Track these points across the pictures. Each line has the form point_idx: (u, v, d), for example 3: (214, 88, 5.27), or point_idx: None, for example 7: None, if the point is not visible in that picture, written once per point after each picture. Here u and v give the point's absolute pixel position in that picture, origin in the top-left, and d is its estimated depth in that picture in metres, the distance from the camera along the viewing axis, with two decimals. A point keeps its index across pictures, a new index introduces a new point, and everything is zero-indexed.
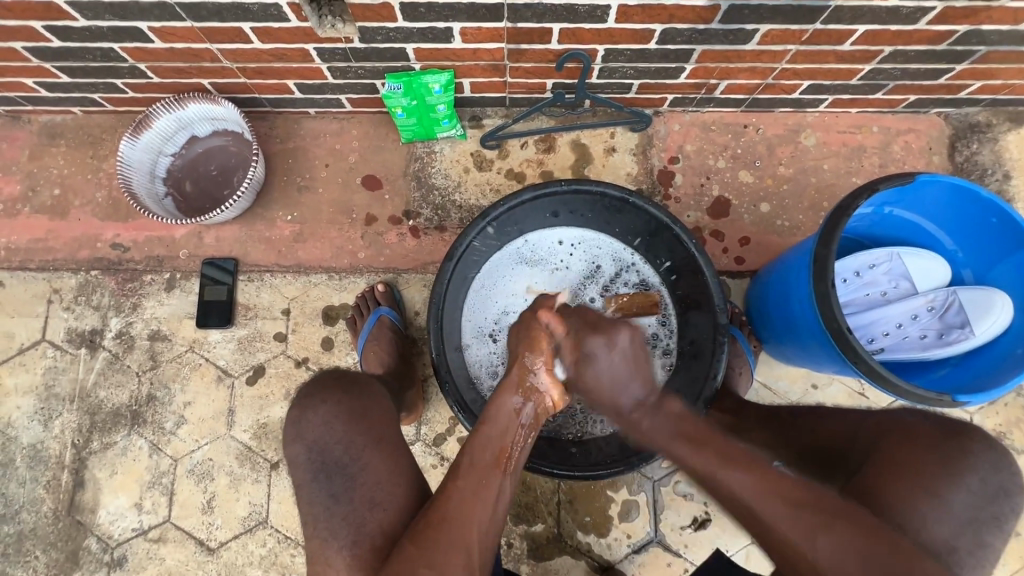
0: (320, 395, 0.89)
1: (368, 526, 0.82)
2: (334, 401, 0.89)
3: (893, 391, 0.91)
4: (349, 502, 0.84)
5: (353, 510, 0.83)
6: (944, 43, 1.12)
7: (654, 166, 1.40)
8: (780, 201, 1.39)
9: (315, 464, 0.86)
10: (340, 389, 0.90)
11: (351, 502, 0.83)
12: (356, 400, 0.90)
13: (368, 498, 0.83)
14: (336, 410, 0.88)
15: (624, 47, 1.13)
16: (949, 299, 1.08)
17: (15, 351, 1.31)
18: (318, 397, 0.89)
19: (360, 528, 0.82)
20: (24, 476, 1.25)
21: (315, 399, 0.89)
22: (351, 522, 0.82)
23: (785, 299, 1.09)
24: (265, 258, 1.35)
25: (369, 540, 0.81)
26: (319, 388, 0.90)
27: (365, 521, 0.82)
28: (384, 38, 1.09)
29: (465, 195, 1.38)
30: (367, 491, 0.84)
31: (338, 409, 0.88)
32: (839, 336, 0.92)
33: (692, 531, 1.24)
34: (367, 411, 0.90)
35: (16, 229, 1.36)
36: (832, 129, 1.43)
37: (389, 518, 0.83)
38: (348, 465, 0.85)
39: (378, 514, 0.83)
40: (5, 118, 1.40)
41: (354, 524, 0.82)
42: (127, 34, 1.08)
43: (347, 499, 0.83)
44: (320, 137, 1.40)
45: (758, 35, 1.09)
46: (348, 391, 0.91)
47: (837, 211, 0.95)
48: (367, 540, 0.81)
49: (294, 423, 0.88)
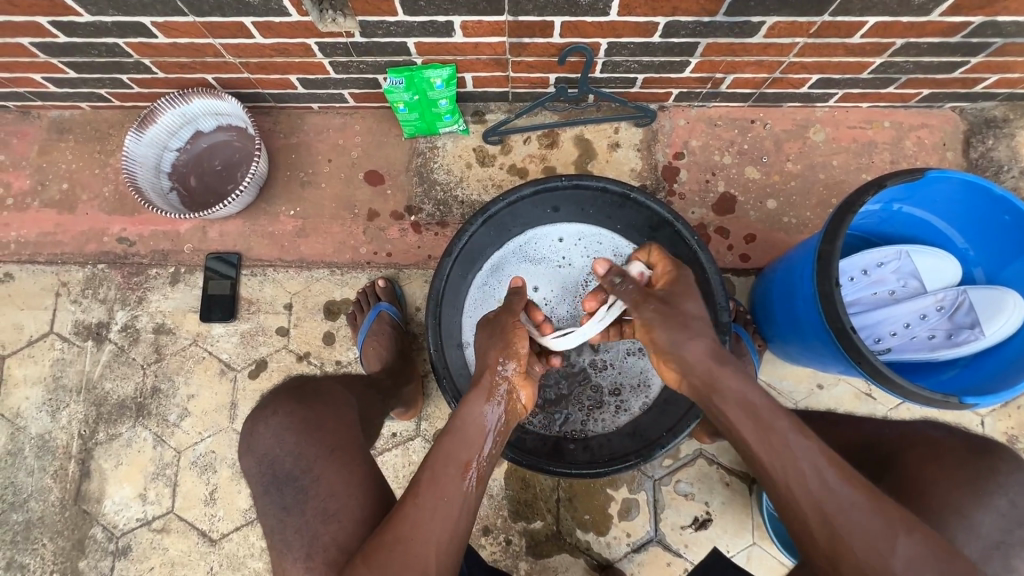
0: (272, 407, 0.90)
1: (322, 538, 0.80)
2: (286, 412, 0.90)
3: (898, 392, 0.89)
4: (301, 513, 0.82)
5: (307, 521, 0.81)
6: (958, 35, 1.09)
7: (658, 161, 1.38)
8: (788, 197, 1.37)
9: (265, 477, 0.86)
10: (293, 399, 0.92)
11: (304, 513, 0.82)
12: (310, 410, 0.91)
13: (321, 509, 0.81)
14: (286, 421, 0.89)
15: (628, 40, 1.11)
16: (959, 298, 1.05)
17: (25, 343, 1.33)
18: (270, 408, 0.90)
19: (313, 540, 0.80)
20: (32, 466, 1.28)
21: (267, 411, 0.90)
22: (304, 533, 0.81)
23: (790, 298, 1.07)
24: (268, 253, 1.36)
25: (323, 552, 0.78)
26: (272, 400, 0.92)
27: (319, 533, 0.80)
28: (385, 33, 1.08)
29: (467, 190, 1.37)
30: (320, 502, 0.82)
31: (290, 420, 0.89)
32: (843, 336, 0.90)
33: (693, 531, 1.22)
34: (321, 420, 0.90)
35: (26, 223, 1.38)
36: (842, 124, 1.40)
37: (347, 530, 0.80)
38: (299, 478, 0.84)
39: (332, 527, 0.80)
40: (16, 113, 1.42)
41: (308, 536, 0.80)
42: (131, 29, 1.09)
43: (298, 510, 0.82)
44: (323, 132, 1.40)
45: (764, 28, 1.07)
46: (301, 402, 0.92)
47: (843, 208, 0.92)
48: (321, 551, 0.79)
49: (248, 436, 0.89)
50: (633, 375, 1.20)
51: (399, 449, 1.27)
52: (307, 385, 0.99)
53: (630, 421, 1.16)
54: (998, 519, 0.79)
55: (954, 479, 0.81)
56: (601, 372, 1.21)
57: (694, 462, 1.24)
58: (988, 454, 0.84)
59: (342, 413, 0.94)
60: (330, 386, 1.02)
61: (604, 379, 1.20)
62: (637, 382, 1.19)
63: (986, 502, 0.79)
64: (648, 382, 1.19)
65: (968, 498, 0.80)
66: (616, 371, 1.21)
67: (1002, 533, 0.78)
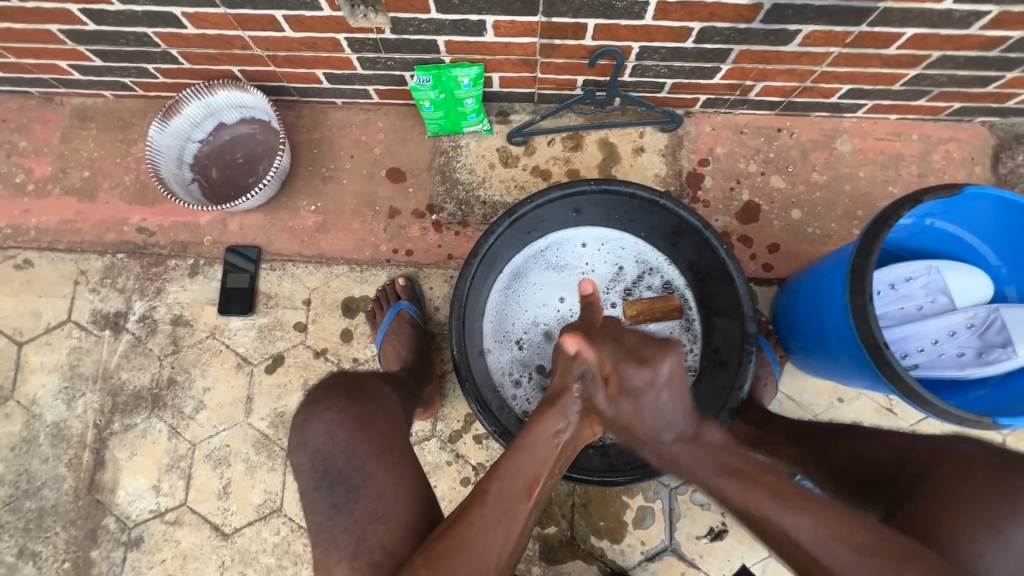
0: (324, 403, 0.90)
1: (369, 538, 0.78)
2: (338, 409, 0.89)
3: (929, 409, 0.87)
4: (350, 512, 0.82)
5: (354, 521, 0.80)
6: (996, 49, 1.07)
7: (682, 168, 1.37)
8: (812, 208, 1.35)
9: (317, 473, 0.85)
10: (346, 395, 0.92)
11: (352, 512, 0.81)
12: (362, 408, 0.91)
13: (370, 509, 0.81)
14: (339, 417, 0.88)
15: (660, 44, 1.10)
16: (991, 316, 1.04)
17: (42, 330, 1.33)
18: (322, 404, 0.90)
19: (360, 539, 0.79)
20: (46, 454, 1.27)
21: (320, 406, 0.90)
22: (351, 533, 0.80)
23: (817, 309, 1.06)
24: (288, 248, 1.35)
25: (369, 552, 0.77)
26: (323, 395, 0.92)
27: (367, 533, 0.79)
28: (416, 30, 1.08)
29: (490, 191, 1.36)
30: (370, 501, 0.81)
31: (343, 415, 0.88)
32: (875, 351, 0.88)
33: (707, 541, 1.21)
34: (373, 418, 0.90)
35: (46, 209, 1.38)
36: (870, 135, 1.38)
37: (394, 533, 0.79)
38: (350, 476, 0.84)
39: (379, 527, 0.79)
40: (39, 99, 1.42)
41: (355, 535, 0.79)
42: (162, 19, 1.08)
43: (348, 509, 0.81)
44: (346, 128, 1.39)
45: (800, 37, 1.06)
46: (353, 399, 0.92)
47: (879, 221, 0.91)
48: (367, 552, 0.77)
49: (298, 429, 0.89)
50: None
51: (414, 449, 1.26)
52: (355, 380, 0.99)
53: None
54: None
55: (980, 491, 0.79)
56: None
57: None
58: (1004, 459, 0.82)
59: (392, 412, 0.94)
60: (377, 382, 1.02)
61: None
62: None
63: None
64: None
65: None
66: None
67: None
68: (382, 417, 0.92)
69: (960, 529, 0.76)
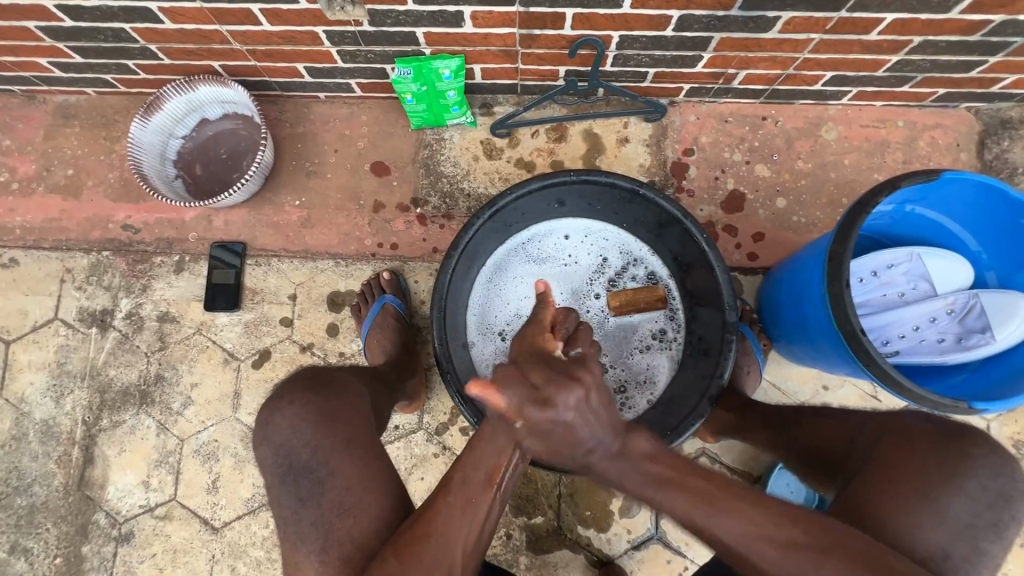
0: (288, 398, 0.89)
1: (337, 532, 0.78)
2: (302, 404, 0.88)
3: (906, 396, 0.87)
4: (316, 506, 0.81)
5: (321, 514, 0.80)
6: (977, 34, 1.07)
7: (667, 157, 1.37)
8: (797, 196, 1.35)
9: (281, 468, 0.83)
10: (309, 389, 0.90)
11: (319, 506, 0.80)
12: (326, 401, 0.89)
13: (337, 503, 0.80)
14: (303, 412, 0.87)
15: (640, 33, 1.10)
16: (971, 302, 1.04)
17: (29, 328, 1.33)
18: (286, 399, 0.88)
19: (328, 533, 0.78)
20: (36, 451, 1.28)
21: (284, 401, 0.89)
22: (319, 526, 0.79)
23: (799, 297, 1.06)
24: (272, 243, 1.35)
25: (339, 545, 0.77)
26: (287, 391, 0.90)
27: (335, 527, 0.79)
28: (394, 22, 1.07)
29: (474, 183, 1.36)
30: (336, 495, 0.81)
31: (306, 411, 0.87)
32: (852, 338, 0.89)
33: (694, 529, 1.22)
34: (337, 412, 0.88)
35: (31, 208, 1.38)
36: (855, 123, 1.38)
37: (363, 526, 0.79)
38: (316, 470, 0.83)
39: (347, 521, 0.79)
40: (21, 98, 1.41)
41: (323, 529, 0.79)
42: (138, 14, 1.08)
43: (314, 503, 0.81)
44: (329, 122, 1.39)
45: (779, 23, 1.05)
46: (318, 393, 0.91)
47: (856, 207, 0.90)
48: (337, 546, 0.77)
49: (263, 425, 0.87)
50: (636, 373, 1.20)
51: (401, 441, 1.27)
52: (323, 374, 0.97)
53: (634, 418, 1.17)
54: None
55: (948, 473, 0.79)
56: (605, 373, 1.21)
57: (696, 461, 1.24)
58: (971, 442, 0.82)
59: (359, 405, 0.93)
60: (345, 375, 1.01)
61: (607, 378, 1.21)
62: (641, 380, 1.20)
63: None
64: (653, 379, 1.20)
65: None
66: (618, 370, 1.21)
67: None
68: (347, 411, 0.90)
69: (925, 514, 0.76)
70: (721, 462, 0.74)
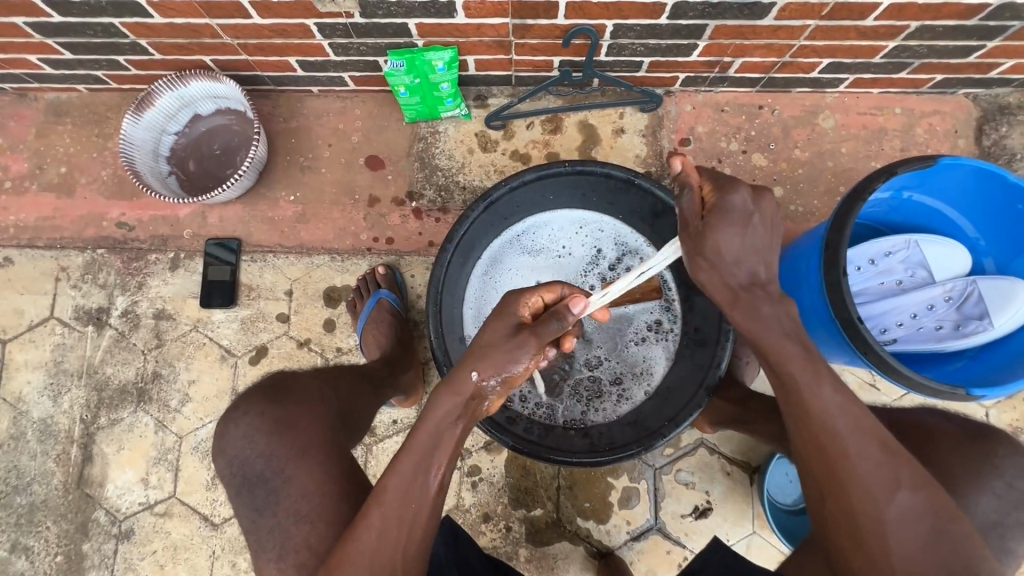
0: (243, 407, 0.88)
1: (294, 538, 0.80)
2: (256, 413, 0.87)
3: (904, 383, 0.87)
4: (273, 514, 0.82)
5: (278, 522, 0.82)
6: (975, 18, 1.06)
7: (663, 148, 1.36)
8: (794, 185, 1.35)
9: (236, 479, 0.86)
10: (265, 397, 0.89)
11: (275, 514, 0.82)
12: (282, 409, 0.88)
13: (293, 511, 0.81)
14: (257, 422, 0.87)
15: (634, 22, 1.09)
16: (969, 289, 1.03)
17: (26, 327, 1.33)
18: (241, 409, 0.88)
19: (285, 541, 0.81)
20: (35, 450, 1.28)
21: (239, 410, 0.88)
22: (277, 534, 0.81)
23: (796, 286, 1.05)
24: (267, 239, 1.34)
25: (294, 553, 0.80)
26: (244, 399, 0.89)
27: (291, 533, 0.81)
28: (385, 13, 1.06)
29: (469, 176, 1.35)
30: (291, 503, 0.82)
31: (261, 420, 0.87)
32: (849, 326, 0.88)
33: (693, 519, 1.22)
34: (292, 420, 0.87)
35: (24, 206, 1.37)
36: (853, 110, 1.37)
37: (319, 532, 0.80)
38: (270, 478, 0.84)
39: (304, 528, 0.80)
40: (13, 96, 1.40)
41: (280, 536, 0.81)
42: (127, 9, 1.07)
43: (270, 512, 0.82)
44: (323, 116, 1.38)
45: (775, 10, 1.04)
46: (274, 400, 0.89)
47: (852, 195, 0.90)
48: (294, 552, 0.80)
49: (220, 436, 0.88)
50: (633, 365, 1.18)
51: (399, 436, 1.27)
52: (285, 378, 0.95)
53: (631, 410, 1.15)
54: (993, 500, 0.79)
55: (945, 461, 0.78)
56: (601, 366, 1.19)
57: (695, 451, 1.24)
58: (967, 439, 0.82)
59: (322, 410, 0.91)
60: (308, 378, 0.97)
61: (604, 370, 1.19)
62: (638, 372, 1.17)
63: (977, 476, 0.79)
64: (651, 370, 1.17)
65: (972, 483, 0.80)
66: (614, 362, 1.19)
67: (1002, 517, 0.79)
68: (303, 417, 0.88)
69: None
70: (826, 398, 0.71)
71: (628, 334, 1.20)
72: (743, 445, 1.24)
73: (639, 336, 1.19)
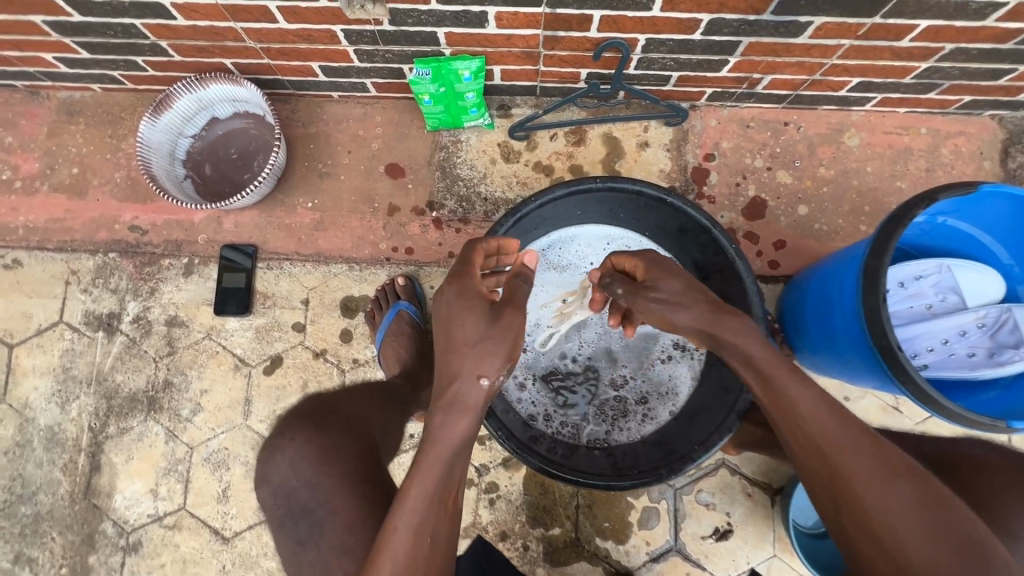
0: (288, 438, 0.91)
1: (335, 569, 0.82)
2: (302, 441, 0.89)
3: (943, 414, 0.85)
4: (315, 546, 0.85)
5: (320, 553, 0.84)
6: (1011, 42, 1.05)
7: (688, 163, 1.34)
8: (819, 203, 1.33)
9: (281, 508, 0.88)
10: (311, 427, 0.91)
11: (318, 547, 0.84)
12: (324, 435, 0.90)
13: (334, 543, 0.83)
14: (302, 451, 0.89)
15: (667, 37, 1.07)
16: (1002, 317, 1.02)
17: (33, 332, 1.29)
18: (287, 438, 0.91)
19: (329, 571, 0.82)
20: (41, 458, 1.25)
21: (285, 441, 0.91)
22: (319, 564, 0.84)
23: (828, 309, 1.04)
24: (284, 246, 1.32)
25: None
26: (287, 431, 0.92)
27: (332, 565, 0.82)
28: (415, 21, 1.04)
29: (491, 187, 1.33)
30: (334, 536, 0.83)
31: (307, 449, 0.89)
32: (888, 354, 0.87)
33: (713, 541, 1.21)
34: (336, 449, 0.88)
35: (34, 208, 1.34)
36: (878, 129, 1.36)
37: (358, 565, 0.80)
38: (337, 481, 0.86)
39: (345, 560, 0.81)
40: (25, 93, 1.37)
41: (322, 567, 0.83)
42: (150, 10, 1.04)
43: (313, 544, 0.84)
44: (342, 122, 1.35)
45: (811, 29, 1.03)
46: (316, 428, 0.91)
47: (892, 220, 0.88)
48: None
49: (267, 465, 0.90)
50: (658, 385, 1.17)
51: (415, 451, 1.24)
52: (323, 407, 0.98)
53: (656, 430, 1.13)
54: None
55: None
56: (625, 386, 1.18)
57: (716, 471, 1.22)
58: None
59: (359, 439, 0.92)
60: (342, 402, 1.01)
61: (628, 390, 1.17)
62: (663, 392, 1.16)
63: None
64: (676, 391, 1.16)
65: None
66: (639, 381, 1.18)
67: None
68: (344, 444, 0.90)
69: None
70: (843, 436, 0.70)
71: (655, 350, 1.19)
72: (764, 466, 1.23)
73: (665, 355, 1.18)
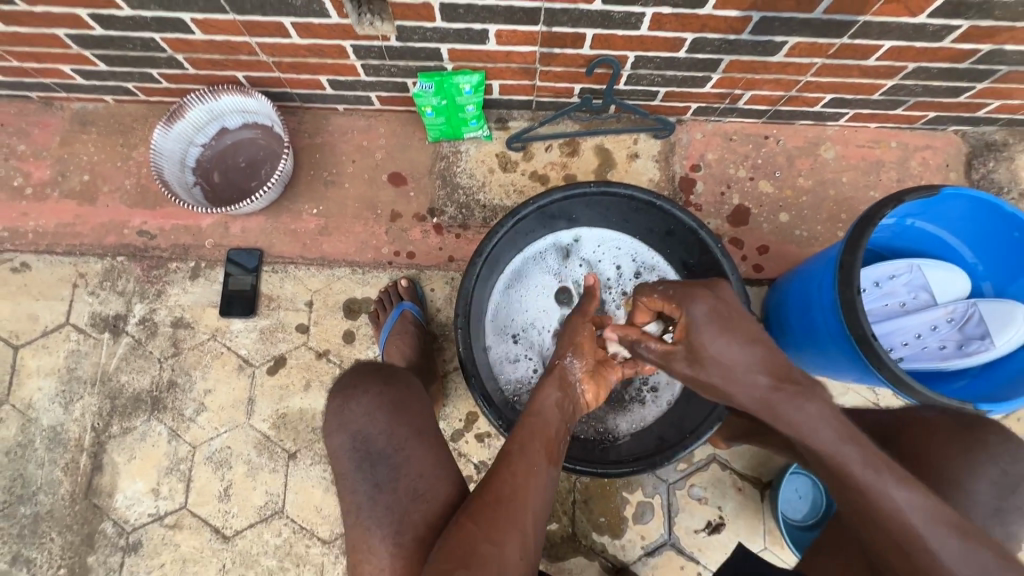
0: (351, 393, 0.92)
1: (411, 515, 0.86)
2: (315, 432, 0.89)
3: (918, 398, 0.91)
4: (393, 490, 0.88)
5: (396, 497, 0.87)
6: (966, 62, 1.15)
7: (675, 173, 1.42)
8: (799, 211, 1.41)
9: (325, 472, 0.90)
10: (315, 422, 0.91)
11: (394, 491, 0.87)
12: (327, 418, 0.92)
13: (412, 488, 0.87)
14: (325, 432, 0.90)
15: (654, 54, 1.15)
16: (969, 311, 1.09)
17: (39, 334, 1.32)
18: (360, 388, 0.93)
19: (404, 516, 0.86)
20: (42, 458, 1.26)
21: (356, 391, 0.93)
22: (394, 509, 0.87)
23: (807, 306, 1.10)
24: (289, 251, 1.36)
25: (413, 528, 0.85)
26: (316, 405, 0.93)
27: (410, 509, 0.86)
28: (421, 38, 1.12)
29: (489, 195, 1.40)
30: (411, 481, 0.88)
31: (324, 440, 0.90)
32: (864, 342, 0.93)
33: (706, 534, 1.24)
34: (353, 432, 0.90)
35: (44, 213, 1.38)
36: (851, 143, 1.45)
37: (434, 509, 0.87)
38: (392, 454, 0.89)
39: (421, 505, 0.87)
40: (38, 104, 1.42)
41: (398, 511, 0.86)
42: (170, 25, 1.11)
43: (391, 488, 0.87)
44: (347, 133, 1.42)
45: (785, 48, 1.12)
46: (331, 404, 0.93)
47: (863, 220, 0.96)
48: (411, 528, 0.85)
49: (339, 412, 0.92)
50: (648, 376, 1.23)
51: None
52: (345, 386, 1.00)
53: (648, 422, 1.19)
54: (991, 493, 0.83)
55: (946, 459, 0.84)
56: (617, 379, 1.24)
57: (707, 466, 1.27)
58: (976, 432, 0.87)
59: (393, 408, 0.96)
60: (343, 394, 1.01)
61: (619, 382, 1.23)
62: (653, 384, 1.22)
63: (979, 475, 0.83)
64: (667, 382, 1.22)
65: (965, 478, 0.83)
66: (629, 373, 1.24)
67: (999, 506, 0.83)
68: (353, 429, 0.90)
69: None
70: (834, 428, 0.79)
71: None
72: (754, 461, 1.27)
73: None
